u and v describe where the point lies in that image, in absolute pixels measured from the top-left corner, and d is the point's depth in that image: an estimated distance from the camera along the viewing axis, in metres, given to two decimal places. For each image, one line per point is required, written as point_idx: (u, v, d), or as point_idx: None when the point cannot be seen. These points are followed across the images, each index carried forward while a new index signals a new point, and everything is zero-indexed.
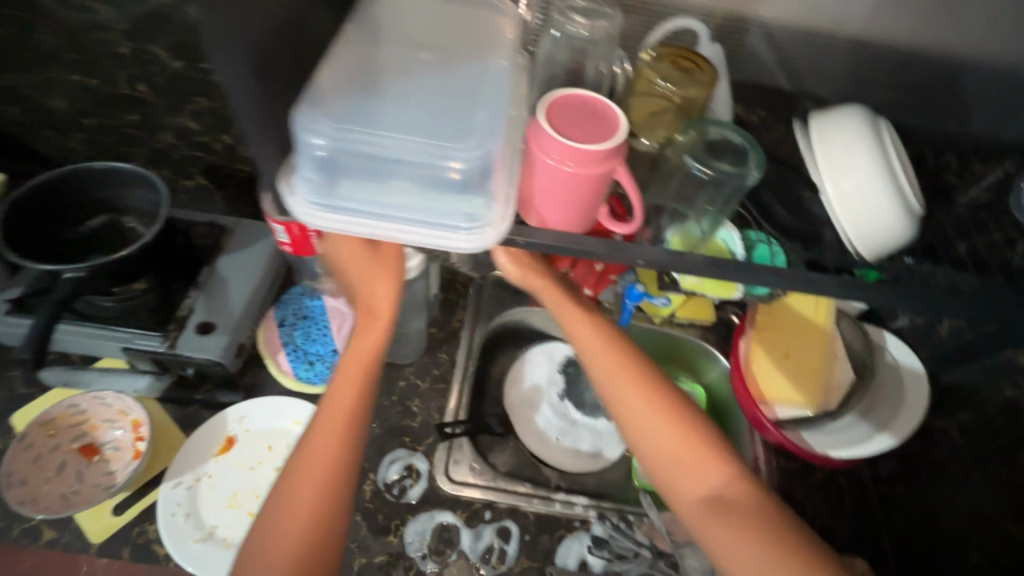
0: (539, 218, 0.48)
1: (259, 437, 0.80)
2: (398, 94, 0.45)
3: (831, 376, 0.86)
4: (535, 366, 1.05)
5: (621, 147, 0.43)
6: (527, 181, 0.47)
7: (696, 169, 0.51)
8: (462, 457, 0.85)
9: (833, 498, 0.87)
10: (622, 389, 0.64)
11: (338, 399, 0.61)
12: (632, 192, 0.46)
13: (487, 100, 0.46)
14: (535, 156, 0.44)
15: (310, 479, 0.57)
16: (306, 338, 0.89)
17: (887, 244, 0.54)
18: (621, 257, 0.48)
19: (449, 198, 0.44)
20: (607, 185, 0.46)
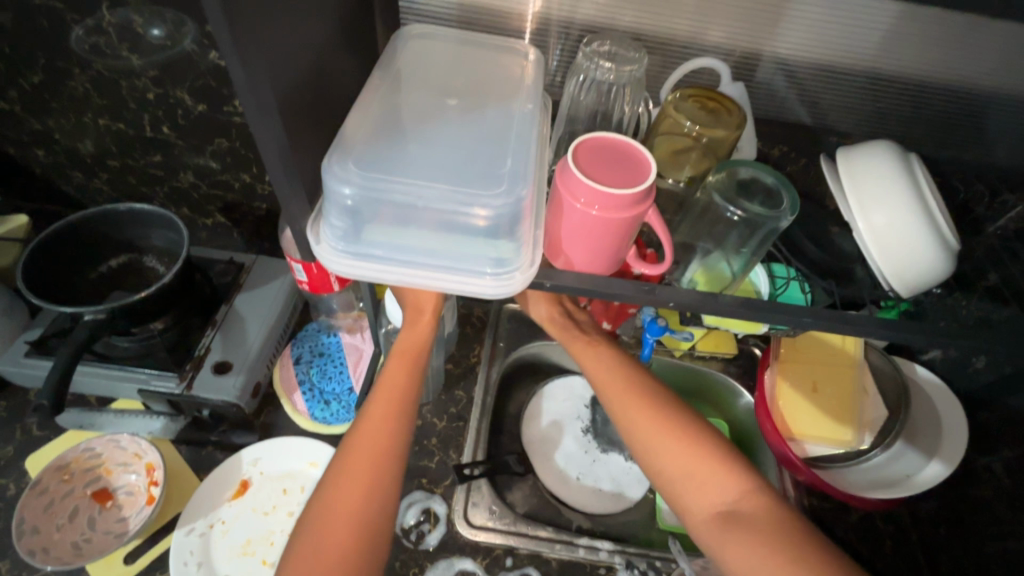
0: (566, 260, 0.47)
1: (273, 479, 0.78)
2: (425, 139, 0.45)
3: (863, 411, 0.84)
4: (553, 401, 1.03)
5: (651, 193, 0.43)
6: (553, 224, 0.46)
7: (728, 210, 0.50)
8: (481, 499, 0.82)
9: (872, 542, 0.83)
10: (620, 398, 0.63)
11: (392, 388, 0.61)
12: (662, 233, 0.45)
13: (512, 145, 0.46)
14: (563, 200, 0.43)
15: (356, 479, 0.55)
16: (322, 377, 0.88)
17: (923, 282, 0.52)
18: (652, 299, 0.47)
19: (476, 243, 0.43)
20: (636, 229, 0.45)
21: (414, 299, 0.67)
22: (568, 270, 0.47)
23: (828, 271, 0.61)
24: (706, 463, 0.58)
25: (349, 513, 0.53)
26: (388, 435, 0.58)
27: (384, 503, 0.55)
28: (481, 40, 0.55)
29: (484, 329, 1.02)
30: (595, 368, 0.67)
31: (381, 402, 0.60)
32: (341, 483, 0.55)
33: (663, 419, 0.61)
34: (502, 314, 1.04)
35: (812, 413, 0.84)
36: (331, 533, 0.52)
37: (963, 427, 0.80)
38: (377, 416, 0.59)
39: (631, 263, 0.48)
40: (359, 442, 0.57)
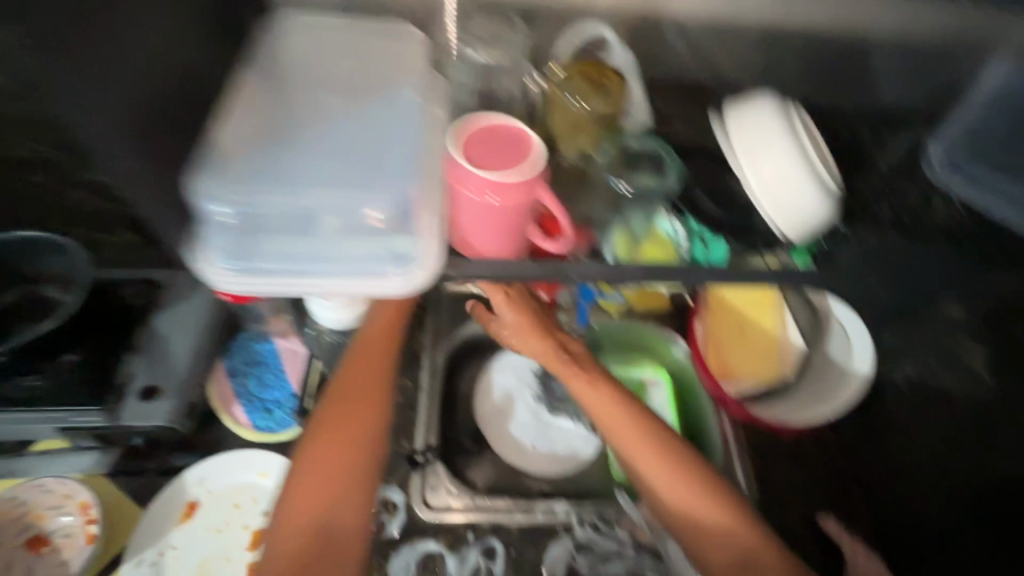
0: (467, 246, 0.48)
1: (222, 495, 0.77)
2: (317, 151, 0.46)
3: (783, 347, 0.91)
4: (503, 373, 1.04)
5: (541, 176, 0.46)
6: (451, 213, 0.47)
7: (617, 186, 0.59)
8: (438, 482, 0.83)
9: (801, 459, 0.91)
10: (641, 453, 0.68)
11: (375, 341, 0.74)
12: (559, 211, 0.47)
13: (404, 146, 0.47)
14: (457, 190, 0.45)
15: (353, 400, 0.69)
16: (260, 386, 0.86)
17: (810, 231, 0.56)
18: (557, 275, 0.47)
19: (378, 247, 0.44)
20: (531, 210, 0.48)
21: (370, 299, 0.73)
22: (473, 258, 0.47)
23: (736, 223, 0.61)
24: (719, 515, 0.67)
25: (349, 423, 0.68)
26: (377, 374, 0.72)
27: (359, 452, 0.67)
28: (370, 32, 0.57)
29: (424, 312, 1.01)
30: (607, 415, 0.70)
31: (368, 353, 0.73)
32: (333, 418, 0.68)
33: (681, 474, 0.68)
34: (442, 295, 1.03)
35: (735, 354, 0.92)
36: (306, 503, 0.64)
37: (870, 351, 0.85)
38: (369, 357, 0.72)
39: (535, 246, 0.49)
40: (349, 387, 0.71)
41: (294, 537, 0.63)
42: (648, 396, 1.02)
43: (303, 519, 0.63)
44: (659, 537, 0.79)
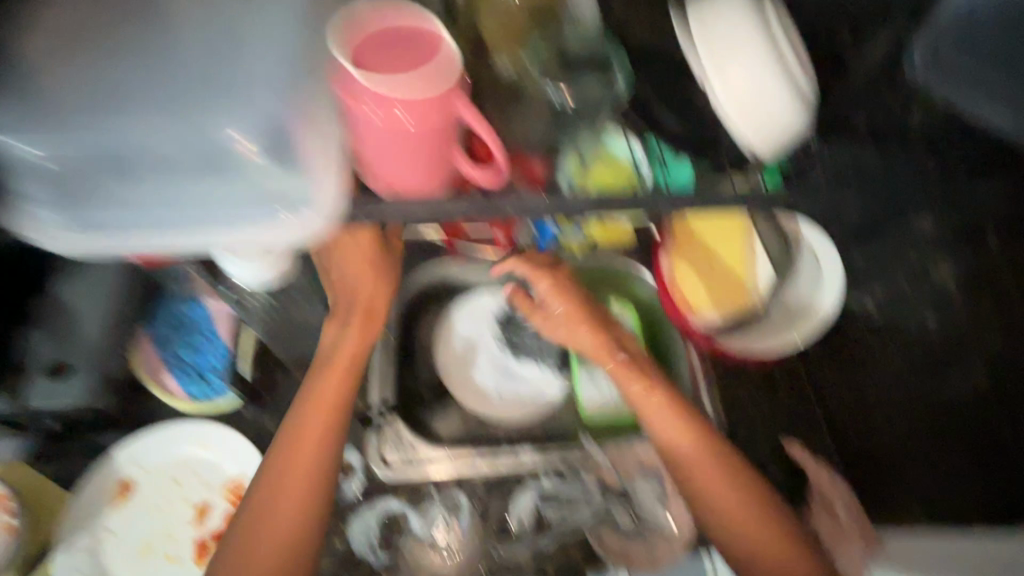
0: (392, 182, 0.46)
1: (159, 472, 0.72)
2: (131, 82, 0.43)
3: (751, 275, 0.88)
4: (462, 320, 0.98)
5: (458, 89, 0.42)
6: (361, 143, 0.45)
7: (554, 98, 0.55)
8: (396, 439, 0.79)
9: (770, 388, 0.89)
10: (683, 444, 0.67)
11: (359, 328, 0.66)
12: (483, 132, 0.43)
13: (229, 67, 0.42)
14: (357, 113, 0.42)
15: (333, 394, 0.64)
16: (190, 352, 0.78)
17: (784, 146, 0.49)
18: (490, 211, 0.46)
19: (253, 196, 0.46)
20: (455, 131, 0.45)
21: (340, 276, 0.66)
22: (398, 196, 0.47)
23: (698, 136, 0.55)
24: (756, 515, 0.65)
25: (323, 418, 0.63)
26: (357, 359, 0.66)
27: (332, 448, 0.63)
28: None
29: None
30: (654, 411, 0.69)
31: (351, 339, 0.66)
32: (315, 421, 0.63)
33: (724, 471, 0.66)
34: None
35: (700, 283, 0.89)
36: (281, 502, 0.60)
37: (839, 271, 0.82)
38: (351, 345, 0.66)
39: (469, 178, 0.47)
40: (324, 382, 0.64)
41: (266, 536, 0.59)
42: None
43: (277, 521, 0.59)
44: (627, 475, 0.77)
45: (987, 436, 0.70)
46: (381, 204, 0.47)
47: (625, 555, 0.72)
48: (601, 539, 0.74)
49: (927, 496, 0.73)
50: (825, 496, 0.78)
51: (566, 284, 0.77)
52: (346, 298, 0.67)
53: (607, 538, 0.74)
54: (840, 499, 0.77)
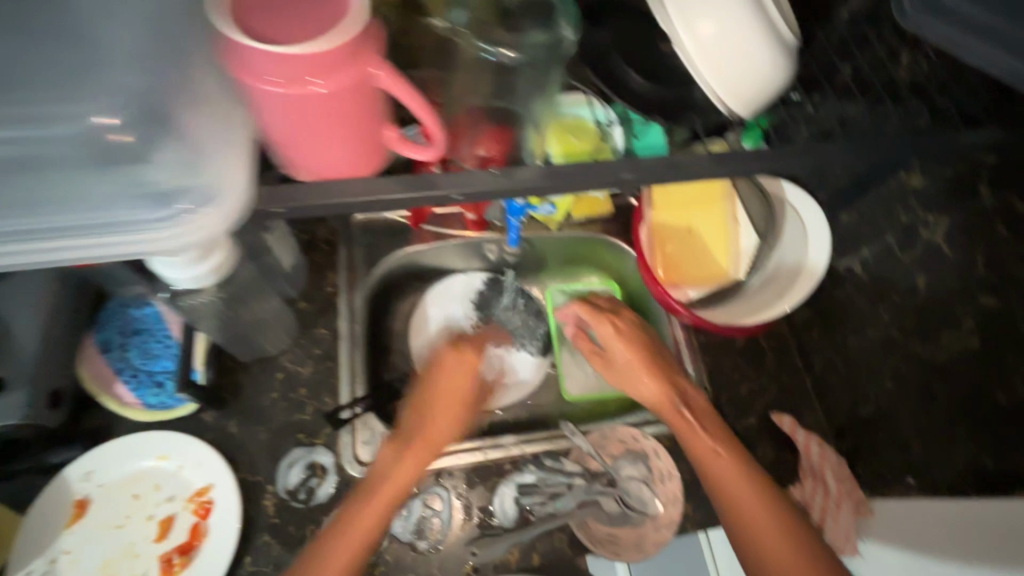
0: (318, 164, 0.45)
1: (117, 487, 0.67)
2: (35, 82, 0.43)
3: (734, 240, 0.83)
4: (438, 306, 0.95)
5: (356, 37, 0.37)
6: (273, 120, 0.41)
7: (488, 53, 0.49)
8: (372, 435, 0.76)
9: (757, 358, 0.87)
10: (718, 474, 0.65)
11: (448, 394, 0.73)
12: (411, 100, 0.40)
13: (140, 64, 0.43)
14: (257, 84, 0.37)
15: (411, 454, 0.67)
16: (145, 358, 0.74)
17: (759, 96, 0.43)
18: (431, 191, 0.44)
19: (153, 191, 0.42)
20: (369, 94, 0.40)
21: (433, 386, 0.74)
22: (331, 183, 0.44)
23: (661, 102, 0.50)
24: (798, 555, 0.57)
25: (396, 480, 0.65)
26: (444, 427, 0.71)
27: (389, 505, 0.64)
28: None
29: (336, 250, 0.87)
30: (697, 444, 0.68)
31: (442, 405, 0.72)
32: (368, 506, 0.63)
33: (762, 504, 0.61)
34: (354, 228, 0.89)
35: (681, 253, 0.84)
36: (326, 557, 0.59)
37: (826, 232, 0.77)
38: (440, 413, 0.71)
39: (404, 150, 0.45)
40: (397, 469, 0.66)
41: None
42: None
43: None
44: (613, 456, 0.74)
45: (987, 410, 0.61)
46: (317, 191, 0.44)
47: (614, 542, 0.69)
48: (588, 530, 0.70)
49: (921, 468, 0.69)
50: (814, 470, 0.78)
51: (634, 334, 0.79)
52: (444, 356, 0.76)
53: (593, 527, 0.70)
54: (828, 470, 0.77)
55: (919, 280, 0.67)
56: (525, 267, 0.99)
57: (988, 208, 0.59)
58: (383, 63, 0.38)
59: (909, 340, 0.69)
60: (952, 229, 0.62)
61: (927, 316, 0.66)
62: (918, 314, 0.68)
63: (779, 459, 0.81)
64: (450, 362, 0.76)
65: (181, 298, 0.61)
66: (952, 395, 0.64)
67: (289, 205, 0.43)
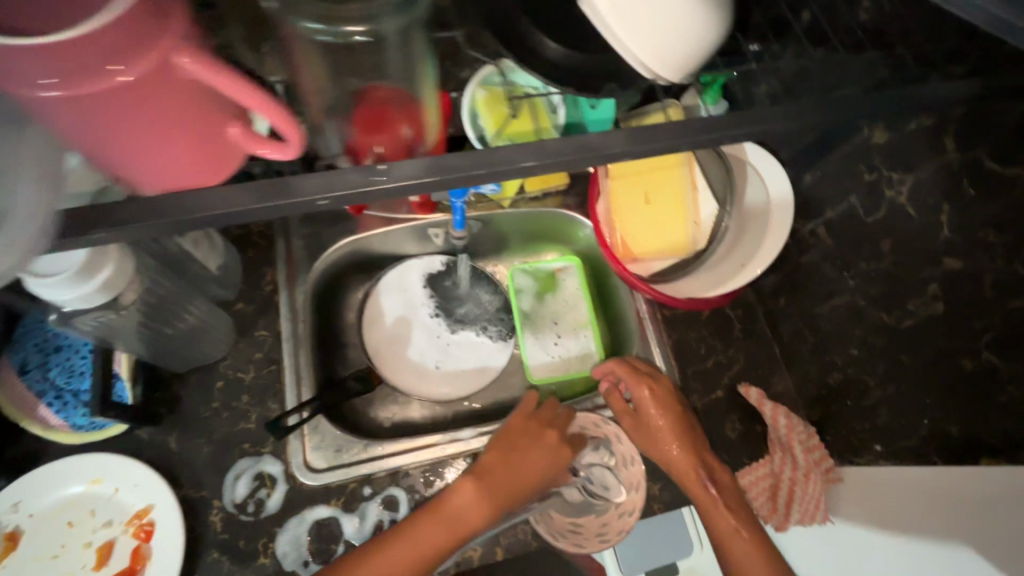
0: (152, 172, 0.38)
1: (50, 516, 0.64)
2: None
3: (695, 211, 0.78)
4: (392, 295, 0.90)
5: (144, 16, 0.30)
6: (77, 134, 0.34)
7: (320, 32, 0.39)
8: (323, 440, 0.73)
9: (722, 329, 0.84)
10: (733, 542, 0.64)
11: (532, 467, 0.66)
12: (238, 93, 0.34)
13: None
14: (28, 95, 0.30)
15: (481, 508, 0.62)
16: (70, 376, 0.68)
17: (685, 53, 0.38)
18: (288, 199, 0.37)
19: None
20: (180, 84, 0.33)
21: (522, 452, 0.67)
22: (182, 195, 0.37)
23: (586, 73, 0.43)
24: None
25: (460, 525, 0.60)
26: (522, 492, 0.65)
27: (442, 546, 0.59)
28: None
29: (272, 245, 0.81)
30: (715, 512, 0.65)
31: (521, 474, 0.66)
32: (435, 535, 0.59)
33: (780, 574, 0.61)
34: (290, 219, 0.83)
35: (642, 225, 0.79)
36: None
37: (787, 196, 0.73)
38: (517, 483, 0.65)
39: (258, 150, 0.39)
40: (472, 509, 0.61)
41: None
42: (559, 286, 0.93)
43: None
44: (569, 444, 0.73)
45: (955, 376, 0.57)
46: (170, 201, 0.37)
47: (577, 533, 0.68)
48: (550, 522, 0.68)
49: (890, 436, 0.66)
50: (782, 441, 0.76)
51: (667, 398, 0.72)
52: (537, 438, 0.68)
53: (556, 519, 0.69)
54: (796, 442, 0.74)
55: (884, 242, 0.63)
56: (484, 246, 0.94)
57: (955, 164, 0.54)
58: (192, 51, 0.32)
59: (875, 308, 0.66)
60: (918, 188, 0.58)
61: (893, 280, 0.63)
62: (883, 279, 0.64)
63: (749, 431, 0.79)
64: (539, 446, 0.68)
65: (73, 318, 0.54)
66: (919, 364, 0.61)
67: (112, 225, 0.36)
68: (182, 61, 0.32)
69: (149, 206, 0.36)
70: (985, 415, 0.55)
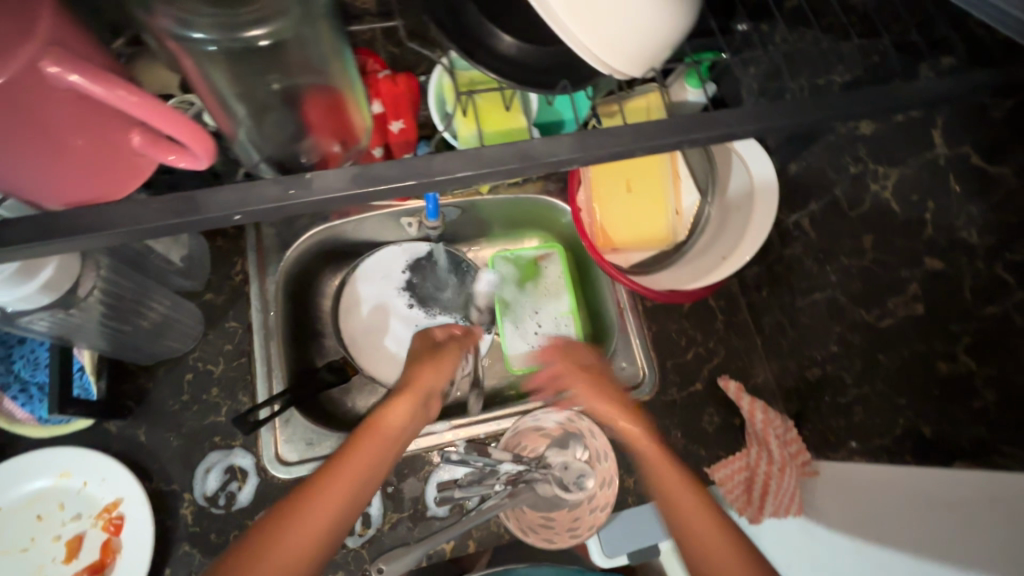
0: (47, 185, 0.36)
1: (19, 509, 0.64)
2: None
3: (673, 201, 0.77)
4: (369, 283, 0.88)
5: None
6: None
7: (206, 43, 0.36)
8: (295, 433, 0.72)
9: (703, 320, 0.83)
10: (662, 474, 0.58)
11: (426, 355, 0.68)
12: (112, 101, 0.30)
13: None
14: None
15: (399, 404, 0.61)
16: (34, 369, 0.67)
17: (648, 47, 0.36)
18: (198, 216, 0.34)
19: None
20: (52, 92, 0.31)
21: (421, 357, 0.69)
22: (84, 208, 0.34)
23: (539, 69, 0.41)
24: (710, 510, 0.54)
25: (389, 427, 0.58)
26: (434, 379, 0.65)
27: (377, 456, 0.55)
28: None
29: (242, 233, 0.78)
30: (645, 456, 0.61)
31: (427, 366, 0.66)
32: (361, 442, 0.55)
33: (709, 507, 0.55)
34: None
35: (622, 214, 0.77)
36: (317, 513, 0.48)
37: (772, 182, 0.69)
38: (423, 369, 0.65)
39: (173, 156, 0.36)
40: (393, 407, 0.60)
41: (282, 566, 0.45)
42: (541, 274, 0.90)
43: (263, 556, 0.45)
44: (534, 450, 0.71)
45: (930, 379, 0.56)
46: (80, 214, 0.34)
47: (548, 528, 0.68)
48: (521, 518, 0.68)
49: (865, 433, 0.65)
50: (758, 435, 0.76)
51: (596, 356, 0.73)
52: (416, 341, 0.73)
53: (527, 514, 0.68)
54: (772, 436, 0.75)
55: (867, 237, 0.61)
56: (465, 232, 0.92)
57: (943, 159, 0.51)
58: (62, 57, 0.29)
59: (855, 304, 0.64)
60: (904, 183, 0.56)
61: (874, 278, 0.61)
62: (864, 276, 0.62)
63: (726, 424, 0.79)
64: (427, 340, 0.72)
65: (19, 318, 0.52)
66: (896, 363, 0.60)
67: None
68: (51, 67, 0.29)
69: (52, 223, 0.33)
70: (956, 416, 0.54)
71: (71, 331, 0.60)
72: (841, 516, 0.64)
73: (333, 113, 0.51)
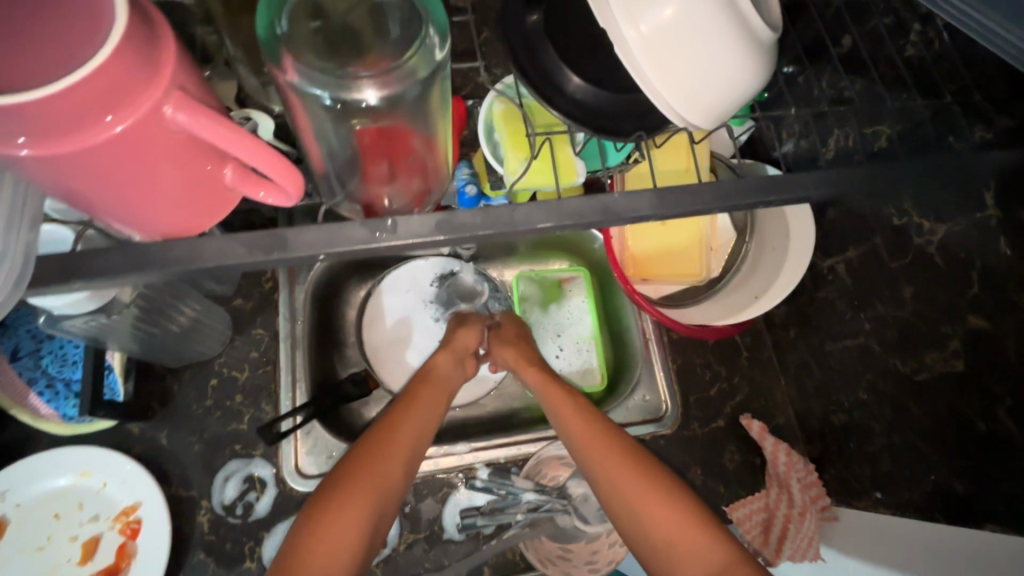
0: (144, 222, 0.37)
1: (38, 507, 0.63)
2: None
3: (712, 237, 0.77)
4: (394, 294, 0.88)
5: (127, 65, 0.28)
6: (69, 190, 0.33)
7: (323, 96, 0.39)
8: (316, 445, 0.71)
9: (729, 355, 0.82)
10: (591, 447, 0.58)
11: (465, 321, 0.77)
12: (225, 142, 0.31)
13: None
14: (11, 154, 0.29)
15: (443, 363, 0.69)
16: (62, 365, 0.67)
17: (723, 104, 0.37)
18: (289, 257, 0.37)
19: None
20: (169, 137, 0.31)
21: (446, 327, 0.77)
22: (176, 240, 0.37)
23: (608, 113, 0.42)
24: (644, 480, 0.55)
25: (438, 381, 0.66)
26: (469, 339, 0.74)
27: (432, 402, 0.62)
28: None
29: None
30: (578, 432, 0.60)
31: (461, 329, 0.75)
32: (421, 392, 0.63)
33: (643, 473, 0.55)
34: None
35: (653, 247, 0.76)
36: (396, 440, 0.55)
37: (809, 216, 0.68)
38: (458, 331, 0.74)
39: (267, 192, 0.36)
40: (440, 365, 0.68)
41: (364, 478, 0.51)
42: (565, 297, 0.90)
43: (348, 490, 0.50)
44: (554, 479, 0.70)
45: (966, 439, 0.56)
46: (183, 251, 0.37)
47: (566, 560, 0.68)
48: (539, 548, 0.68)
49: (892, 486, 0.64)
50: (780, 477, 0.75)
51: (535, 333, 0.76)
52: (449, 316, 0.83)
53: (545, 544, 0.68)
54: (794, 479, 0.74)
55: (906, 289, 0.61)
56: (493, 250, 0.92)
57: (992, 221, 0.52)
58: (182, 100, 0.30)
59: (889, 355, 0.64)
60: (950, 240, 0.56)
61: (912, 330, 0.61)
62: (901, 327, 0.62)
63: (746, 463, 0.78)
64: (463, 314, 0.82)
65: (60, 321, 0.52)
66: (931, 419, 0.59)
67: (97, 274, 0.36)
68: (171, 109, 0.30)
69: (149, 256, 0.36)
70: (993, 480, 0.53)
71: (110, 334, 0.60)
72: (858, 549, 0.63)
73: (386, 143, 0.48)
